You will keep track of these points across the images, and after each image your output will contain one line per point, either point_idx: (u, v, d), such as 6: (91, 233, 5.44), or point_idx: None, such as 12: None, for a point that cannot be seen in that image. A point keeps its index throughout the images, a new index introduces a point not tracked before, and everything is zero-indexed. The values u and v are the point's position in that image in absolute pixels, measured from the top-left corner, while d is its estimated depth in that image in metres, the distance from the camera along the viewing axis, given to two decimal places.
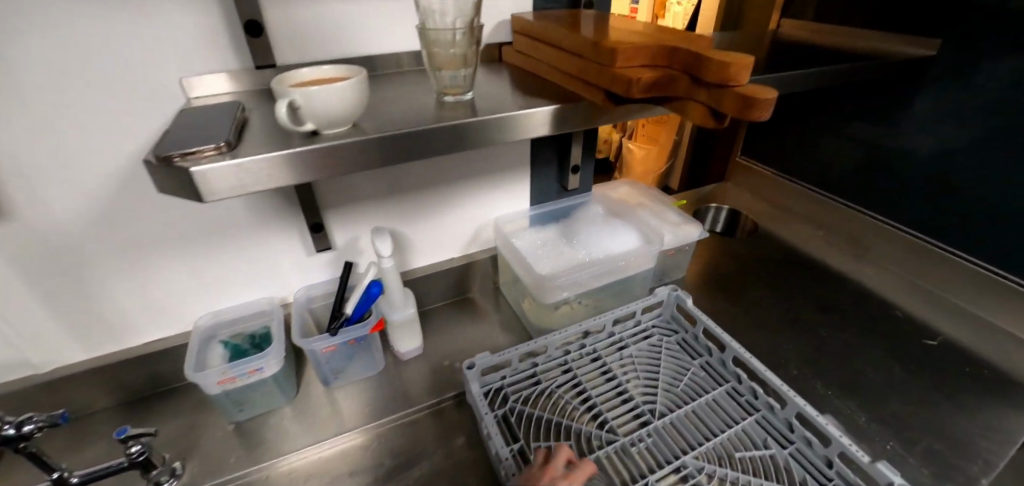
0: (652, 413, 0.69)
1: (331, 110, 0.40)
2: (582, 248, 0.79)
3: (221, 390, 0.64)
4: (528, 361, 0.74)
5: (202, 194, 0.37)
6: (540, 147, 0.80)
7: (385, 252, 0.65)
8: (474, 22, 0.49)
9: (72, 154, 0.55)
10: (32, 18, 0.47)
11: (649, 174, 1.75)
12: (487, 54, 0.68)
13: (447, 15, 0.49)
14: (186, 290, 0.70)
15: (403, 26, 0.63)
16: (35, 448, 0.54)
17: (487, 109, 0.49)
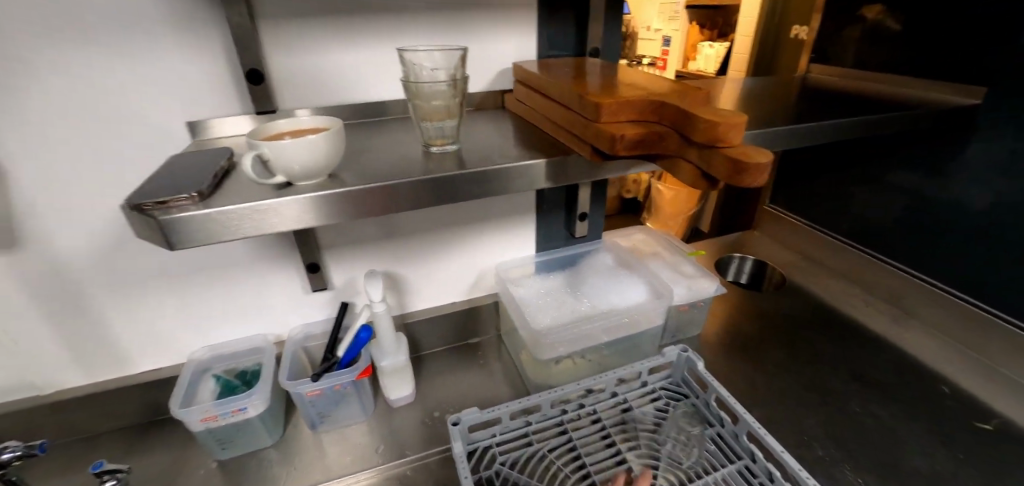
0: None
1: (303, 164, 0.40)
2: (585, 300, 0.75)
3: (204, 429, 0.63)
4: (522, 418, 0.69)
5: (173, 242, 0.38)
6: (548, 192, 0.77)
7: (377, 296, 0.64)
8: (458, 74, 0.48)
9: (86, 189, 0.58)
10: (55, 65, 0.51)
11: (682, 212, 1.64)
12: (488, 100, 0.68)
13: (432, 66, 0.48)
14: (181, 325, 0.69)
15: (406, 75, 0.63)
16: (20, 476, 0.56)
17: (473, 160, 0.48)
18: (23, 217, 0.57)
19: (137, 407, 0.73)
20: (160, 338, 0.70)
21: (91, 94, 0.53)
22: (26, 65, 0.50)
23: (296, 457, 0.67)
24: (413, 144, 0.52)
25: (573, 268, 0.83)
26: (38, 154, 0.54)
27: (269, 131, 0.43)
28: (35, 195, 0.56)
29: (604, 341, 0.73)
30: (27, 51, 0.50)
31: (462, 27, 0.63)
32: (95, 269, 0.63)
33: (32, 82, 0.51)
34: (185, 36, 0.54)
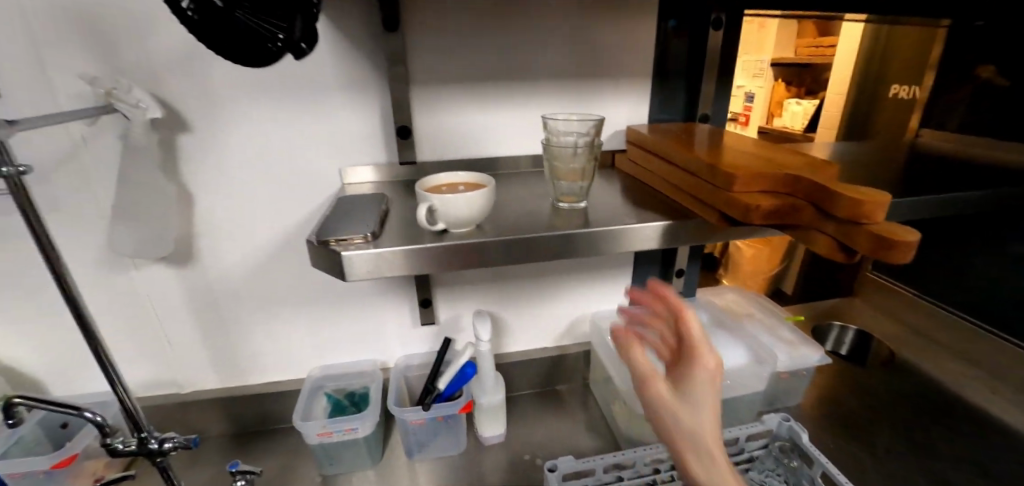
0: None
1: (462, 215, 0.46)
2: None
3: (319, 442, 0.68)
4: (613, 473, 0.68)
5: (346, 273, 0.45)
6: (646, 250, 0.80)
7: (484, 336, 0.68)
8: (594, 140, 0.53)
9: (254, 219, 0.67)
10: (253, 119, 0.62)
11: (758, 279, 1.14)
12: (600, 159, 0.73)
13: (569, 133, 0.54)
14: (304, 344, 0.76)
15: (528, 135, 0.70)
16: (167, 462, 0.61)
17: (599, 219, 0.52)
18: (200, 239, 0.67)
19: (252, 415, 0.79)
20: (285, 355, 0.77)
21: (273, 140, 0.63)
22: (232, 117, 0.62)
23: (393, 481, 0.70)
24: (543, 203, 0.57)
25: None
26: (225, 187, 0.65)
27: (430, 183, 0.49)
28: (213, 222, 0.67)
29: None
30: (237, 105, 0.61)
31: (582, 92, 0.69)
32: (246, 288, 0.71)
33: (234, 133, 0.62)
34: (351, 96, 0.63)
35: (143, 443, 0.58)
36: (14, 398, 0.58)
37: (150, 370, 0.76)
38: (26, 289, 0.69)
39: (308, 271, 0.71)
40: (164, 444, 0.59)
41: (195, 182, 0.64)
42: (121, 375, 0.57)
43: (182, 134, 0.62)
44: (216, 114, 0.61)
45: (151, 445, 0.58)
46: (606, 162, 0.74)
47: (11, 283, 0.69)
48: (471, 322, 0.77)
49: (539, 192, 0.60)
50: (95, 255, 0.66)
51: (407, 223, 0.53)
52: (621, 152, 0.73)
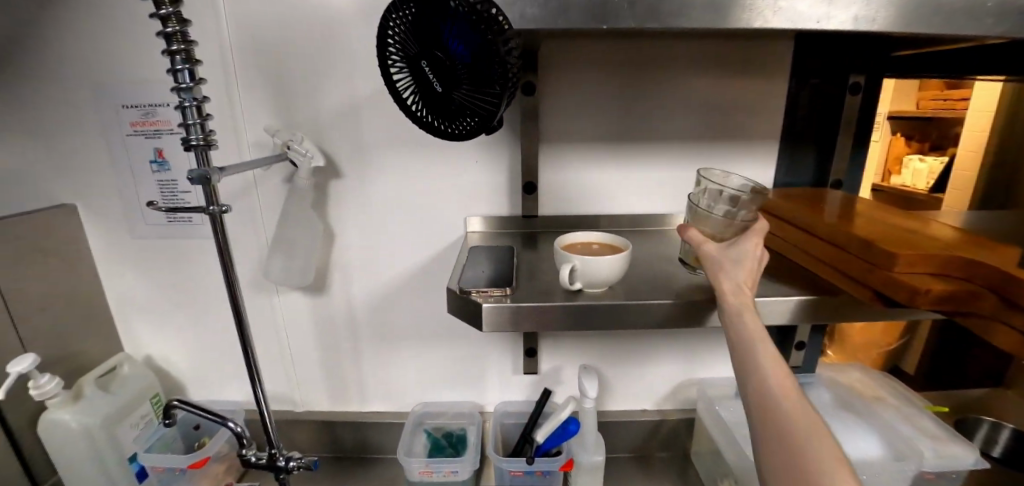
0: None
1: (603, 277, 0.50)
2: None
3: (419, 480, 0.69)
4: None
5: (483, 324, 0.48)
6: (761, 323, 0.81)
7: (591, 393, 0.68)
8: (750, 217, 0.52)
9: (383, 258, 0.73)
10: (399, 168, 0.69)
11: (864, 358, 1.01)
12: None
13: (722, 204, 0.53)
14: (410, 378, 0.78)
15: (647, 194, 0.71)
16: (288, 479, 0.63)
17: None
18: (335, 271, 0.73)
19: (352, 442, 0.82)
20: (392, 387, 0.79)
21: (412, 189, 0.70)
22: (380, 165, 0.69)
23: None
24: (673, 274, 0.57)
25: None
26: (363, 225, 0.71)
27: (566, 241, 0.54)
28: (348, 257, 0.72)
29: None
30: (387, 156, 0.68)
31: (702, 156, 0.69)
32: (367, 320, 0.76)
33: (381, 179, 0.69)
34: (486, 151, 0.68)
35: (273, 457, 0.61)
36: (174, 400, 0.64)
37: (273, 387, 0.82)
38: (186, 302, 0.79)
39: (424, 310, 0.75)
40: (290, 463, 0.62)
41: (339, 220, 0.71)
42: (262, 382, 0.63)
43: (335, 179, 0.69)
44: (366, 164, 0.69)
45: (280, 463, 0.61)
46: None
47: (176, 296, 0.78)
48: (573, 375, 0.77)
49: (663, 263, 0.61)
50: (247, 278, 0.74)
51: (540, 279, 0.55)
52: None
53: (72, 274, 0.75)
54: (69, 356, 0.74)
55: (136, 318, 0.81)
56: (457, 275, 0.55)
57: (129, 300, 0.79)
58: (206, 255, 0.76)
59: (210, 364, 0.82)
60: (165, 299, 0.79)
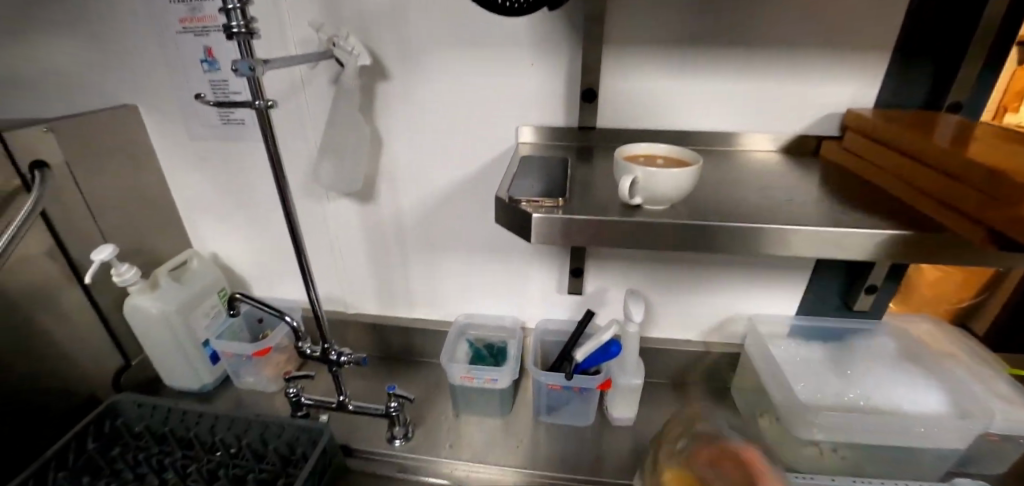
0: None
1: (666, 193, 0.45)
2: (854, 385, 0.68)
3: (460, 384, 0.72)
4: None
5: (531, 235, 0.46)
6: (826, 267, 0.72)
7: (636, 317, 0.67)
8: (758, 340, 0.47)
9: (431, 169, 0.71)
10: (448, 70, 0.64)
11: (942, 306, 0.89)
12: (800, 145, 0.65)
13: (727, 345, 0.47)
14: (454, 291, 0.80)
15: (723, 109, 0.64)
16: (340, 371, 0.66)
17: (803, 213, 0.48)
18: (383, 180, 0.73)
19: (399, 346, 0.87)
20: (438, 298, 0.81)
21: (463, 95, 0.66)
22: (429, 66, 0.64)
23: (519, 440, 0.73)
24: (743, 198, 0.52)
25: (838, 343, 0.75)
26: (411, 133, 0.69)
27: (630, 151, 0.49)
28: (396, 166, 0.71)
29: (869, 443, 0.63)
30: (436, 56, 0.63)
31: (791, 66, 0.60)
32: (414, 232, 0.76)
33: (430, 82, 0.65)
34: (544, 52, 0.62)
35: (325, 352, 0.64)
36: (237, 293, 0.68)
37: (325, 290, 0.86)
38: (244, 206, 0.82)
39: (470, 225, 0.74)
40: (341, 358, 0.64)
41: (387, 126, 0.69)
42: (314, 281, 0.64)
43: (383, 81, 0.66)
44: (414, 66, 0.64)
45: (333, 357, 0.63)
46: (807, 148, 0.65)
47: (234, 199, 0.81)
48: (618, 298, 0.76)
49: (731, 185, 0.55)
50: (299, 183, 0.75)
51: (595, 193, 0.52)
52: (831, 138, 0.63)
53: (139, 173, 0.78)
54: (143, 250, 0.80)
55: (200, 218, 0.85)
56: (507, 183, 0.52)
57: (192, 200, 0.83)
58: (258, 159, 0.77)
59: (269, 265, 0.87)
60: (224, 201, 0.82)
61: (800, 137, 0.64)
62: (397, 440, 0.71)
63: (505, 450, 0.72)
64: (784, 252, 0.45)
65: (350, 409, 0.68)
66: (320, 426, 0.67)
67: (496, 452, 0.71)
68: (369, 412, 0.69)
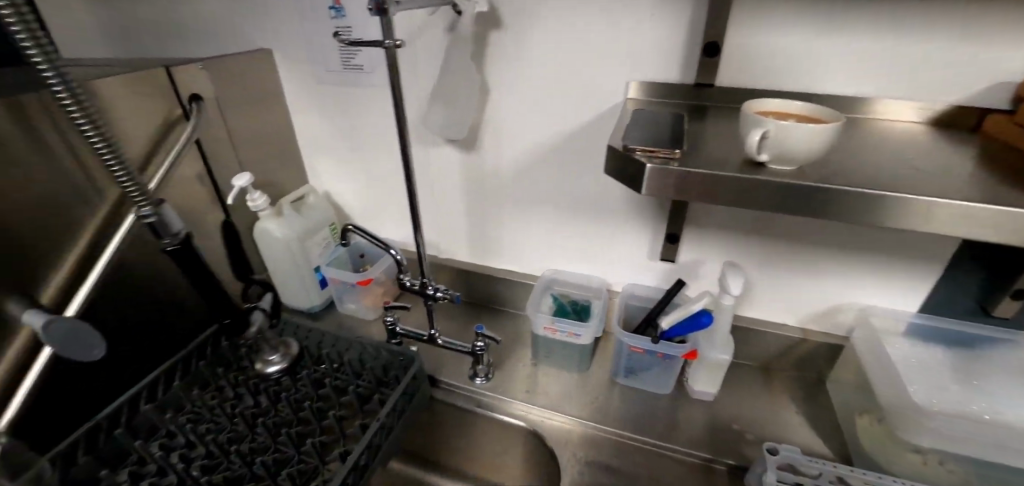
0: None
1: (799, 153, 0.42)
2: (979, 398, 0.60)
3: (543, 334, 0.75)
4: None
5: (642, 187, 0.46)
6: (969, 261, 0.63)
7: (734, 291, 0.64)
8: None
9: (534, 122, 0.72)
10: (561, 20, 0.63)
11: None
12: (958, 115, 0.55)
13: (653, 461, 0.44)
14: (543, 245, 0.82)
15: (872, 69, 0.56)
16: (433, 306, 0.71)
17: (961, 189, 0.41)
18: (486, 131, 0.75)
19: (483, 294, 0.91)
20: (527, 250, 0.84)
21: (574, 46, 0.64)
22: (542, 15, 0.64)
23: (592, 395, 0.75)
24: (888, 165, 0.46)
25: (964, 351, 0.66)
26: (517, 84, 0.70)
27: (761, 107, 0.46)
28: (500, 117, 0.73)
29: (991, 461, 0.55)
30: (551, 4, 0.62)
31: (974, 17, 0.51)
32: (512, 186, 0.79)
33: (541, 33, 0.65)
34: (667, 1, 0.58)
35: (423, 286, 0.69)
36: (349, 225, 0.74)
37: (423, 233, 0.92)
38: (357, 149, 0.89)
39: (568, 181, 0.75)
40: (436, 293, 0.69)
41: (494, 76, 0.70)
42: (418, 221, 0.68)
43: (495, 30, 0.67)
44: (527, 14, 0.64)
45: (430, 293, 0.68)
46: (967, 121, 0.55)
47: (348, 142, 0.88)
48: (712, 270, 0.75)
49: (872, 153, 0.49)
50: None
51: (712, 150, 0.49)
52: (998, 112, 0.53)
53: (271, 112, 0.87)
54: (272, 182, 0.90)
55: (319, 159, 0.94)
56: (619, 136, 0.52)
57: (312, 141, 0.92)
58: (373, 105, 0.82)
59: (373, 205, 0.94)
60: (341, 143, 0.89)
61: (957, 108, 0.54)
62: (478, 378, 0.76)
63: (578, 404, 0.74)
64: (928, 232, 0.40)
65: (438, 343, 0.73)
66: (411, 355, 0.74)
67: (569, 404, 0.74)
68: (456, 349, 0.73)
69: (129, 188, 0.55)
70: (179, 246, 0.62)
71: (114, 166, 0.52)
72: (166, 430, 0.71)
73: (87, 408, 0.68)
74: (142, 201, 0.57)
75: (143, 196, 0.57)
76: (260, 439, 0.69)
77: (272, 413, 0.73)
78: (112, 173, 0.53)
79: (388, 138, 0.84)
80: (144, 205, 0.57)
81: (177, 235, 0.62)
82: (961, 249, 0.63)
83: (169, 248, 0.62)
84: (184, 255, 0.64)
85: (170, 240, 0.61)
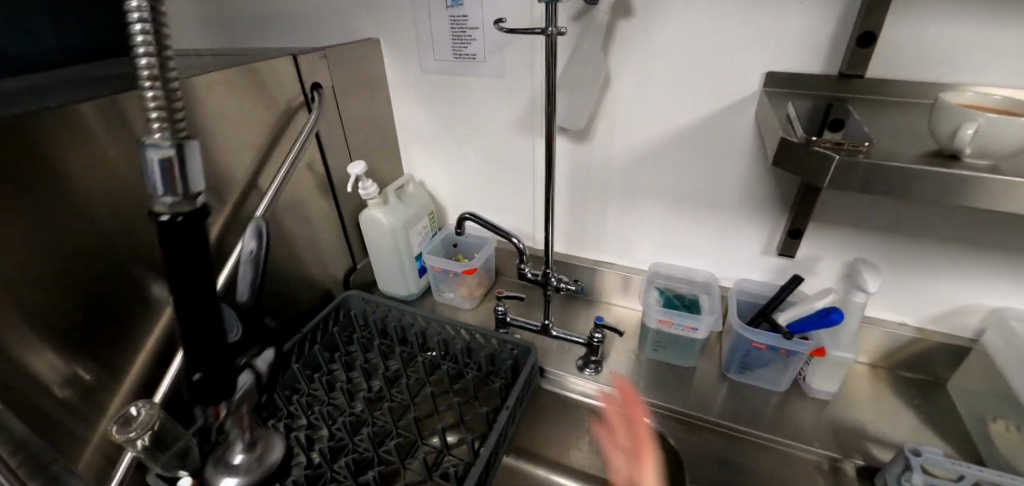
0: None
1: (1017, 148, 0.38)
2: None
3: (657, 328, 0.77)
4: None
5: (820, 180, 0.44)
6: None
7: (869, 288, 0.64)
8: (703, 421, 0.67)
9: (653, 114, 0.72)
10: (697, 11, 0.63)
11: None
12: None
13: None
14: (648, 236, 0.84)
15: None
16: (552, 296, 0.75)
17: None
18: (600, 122, 0.76)
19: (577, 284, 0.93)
20: (630, 239, 0.86)
21: (707, 36, 0.64)
22: (676, 5, 0.63)
23: (694, 388, 0.76)
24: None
25: None
26: (640, 75, 0.70)
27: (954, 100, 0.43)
28: (616, 108, 0.74)
29: None
30: None
31: None
32: (620, 178, 0.80)
33: (673, 23, 0.64)
34: None
35: (547, 276, 0.72)
36: (464, 214, 0.76)
37: (518, 222, 0.94)
38: (457, 138, 0.89)
39: (685, 172, 0.75)
40: (559, 284, 0.71)
41: (617, 67, 0.70)
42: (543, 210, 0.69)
43: (624, 19, 0.66)
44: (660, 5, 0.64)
45: (552, 283, 0.71)
46: None
47: (448, 131, 0.89)
48: (830, 267, 0.73)
49: None
50: (515, 119, 0.82)
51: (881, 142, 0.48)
52: None
53: (377, 101, 0.89)
54: (374, 169, 0.92)
55: (416, 147, 0.95)
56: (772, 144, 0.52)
57: (411, 131, 0.93)
58: (480, 93, 0.82)
59: (468, 193, 0.96)
60: (441, 132, 0.90)
61: None
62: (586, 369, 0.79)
63: (682, 395, 0.75)
64: None
65: (552, 334, 0.78)
66: (527, 345, 0.75)
67: (674, 395, 0.75)
68: (570, 339, 0.77)
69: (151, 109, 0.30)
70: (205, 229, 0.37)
71: (145, 62, 0.29)
72: (289, 409, 0.72)
73: None
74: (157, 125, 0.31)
75: (171, 127, 0.32)
76: (381, 423, 0.70)
77: (387, 398, 0.74)
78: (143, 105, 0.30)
79: (492, 127, 0.85)
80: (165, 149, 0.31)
81: (175, 201, 0.34)
82: None
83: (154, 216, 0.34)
84: (182, 238, 0.35)
85: (172, 208, 0.34)
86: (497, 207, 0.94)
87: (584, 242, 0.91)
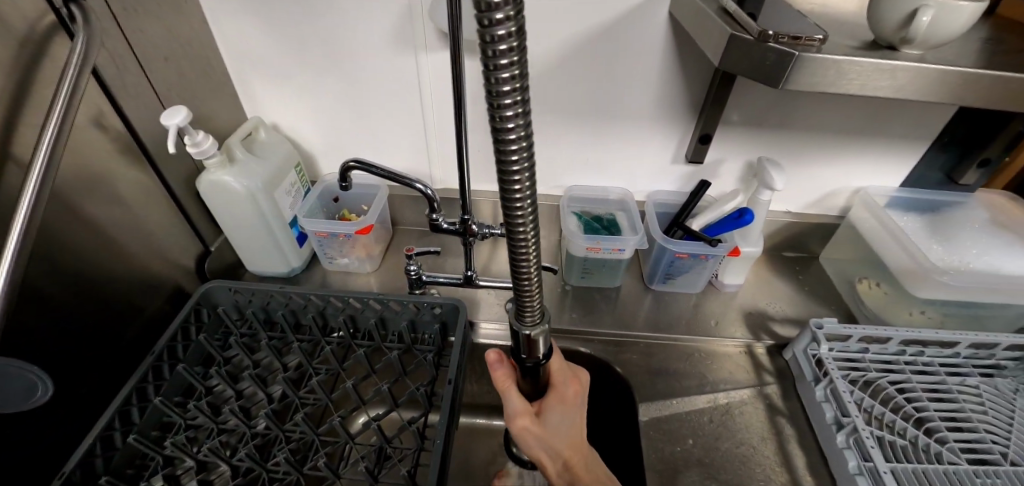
0: (1003, 457, 0.57)
1: (945, 34, 0.39)
2: (959, 251, 0.67)
3: (585, 256, 0.74)
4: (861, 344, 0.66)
5: (779, 81, 0.40)
6: (955, 134, 0.69)
7: (777, 185, 0.67)
8: (716, 397, 0.66)
9: (561, 16, 0.61)
10: None
11: None
12: None
13: (807, 345, 0.66)
14: (561, 159, 0.77)
15: None
16: (473, 243, 0.66)
17: None
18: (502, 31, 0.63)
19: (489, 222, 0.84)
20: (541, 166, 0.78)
21: None
22: None
23: (623, 306, 0.77)
24: (967, 45, 0.47)
25: (934, 216, 0.74)
26: None
27: None
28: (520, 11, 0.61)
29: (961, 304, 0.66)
30: None
31: None
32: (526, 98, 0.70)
33: None
34: None
35: (466, 224, 0.62)
36: (349, 162, 0.59)
37: (412, 162, 0.80)
38: (315, 66, 0.69)
39: (597, 84, 0.67)
40: (483, 230, 0.63)
41: None
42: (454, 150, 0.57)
43: None
44: None
45: (473, 230, 0.61)
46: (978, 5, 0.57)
47: (301, 55, 0.68)
48: (731, 168, 0.76)
49: None
50: (392, 32, 0.64)
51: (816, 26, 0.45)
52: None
53: (183, 18, 0.62)
54: (203, 115, 0.67)
55: (258, 81, 0.72)
56: (711, 46, 0.46)
57: (247, 58, 0.70)
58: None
59: (344, 135, 0.77)
60: (291, 58, 0.69)
61: None
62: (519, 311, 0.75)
63: (614, 317, 0.75)
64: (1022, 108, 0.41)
65: (478, 283, 0.69)
66: (453, 302, 0.65)
67: (608, 319, 0.75)
68: (500, 285, 0.70)
69: (504, 89, 0.28)
70: (519, 231, 0.36)
71: (500, 34, 0.26)
72: (165, 454, 0.54)
73: (37, 460, 0.50)
74: (507, 87, 0.28)
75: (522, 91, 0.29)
76: (298, 435, 0.58)
77: (297, 404, 0.62)
78: (490, 73, 0.28)
79: (362, 48, 0.66)
80: (507, 71, 0.28)
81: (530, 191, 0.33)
82: (951, 126, 0.68)
83: (508, 217, 0.35)
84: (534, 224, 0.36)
85: (521, 184, 0.32)
86: (382, 147, 0.78)
87: (491, 177, 0.81)
